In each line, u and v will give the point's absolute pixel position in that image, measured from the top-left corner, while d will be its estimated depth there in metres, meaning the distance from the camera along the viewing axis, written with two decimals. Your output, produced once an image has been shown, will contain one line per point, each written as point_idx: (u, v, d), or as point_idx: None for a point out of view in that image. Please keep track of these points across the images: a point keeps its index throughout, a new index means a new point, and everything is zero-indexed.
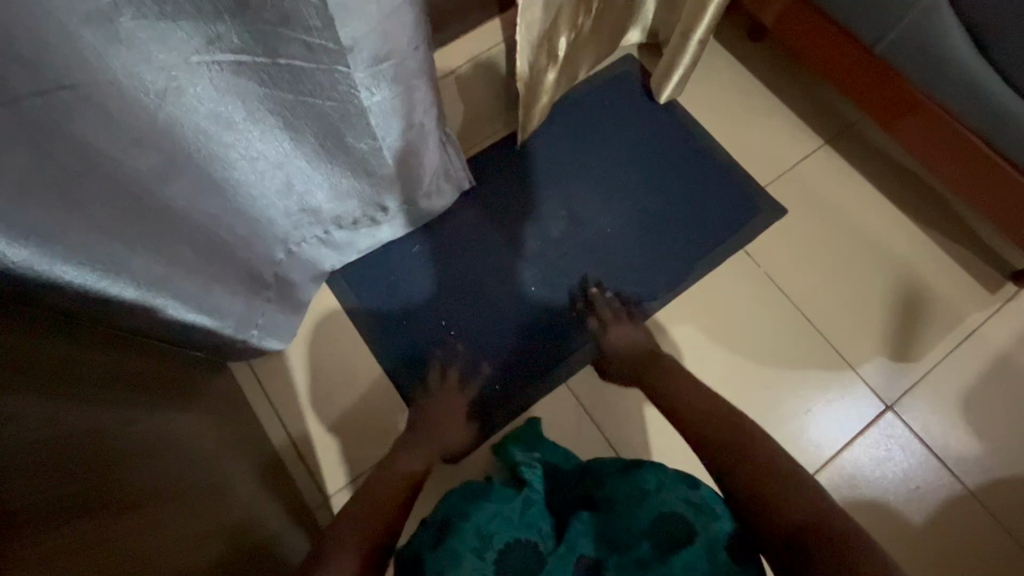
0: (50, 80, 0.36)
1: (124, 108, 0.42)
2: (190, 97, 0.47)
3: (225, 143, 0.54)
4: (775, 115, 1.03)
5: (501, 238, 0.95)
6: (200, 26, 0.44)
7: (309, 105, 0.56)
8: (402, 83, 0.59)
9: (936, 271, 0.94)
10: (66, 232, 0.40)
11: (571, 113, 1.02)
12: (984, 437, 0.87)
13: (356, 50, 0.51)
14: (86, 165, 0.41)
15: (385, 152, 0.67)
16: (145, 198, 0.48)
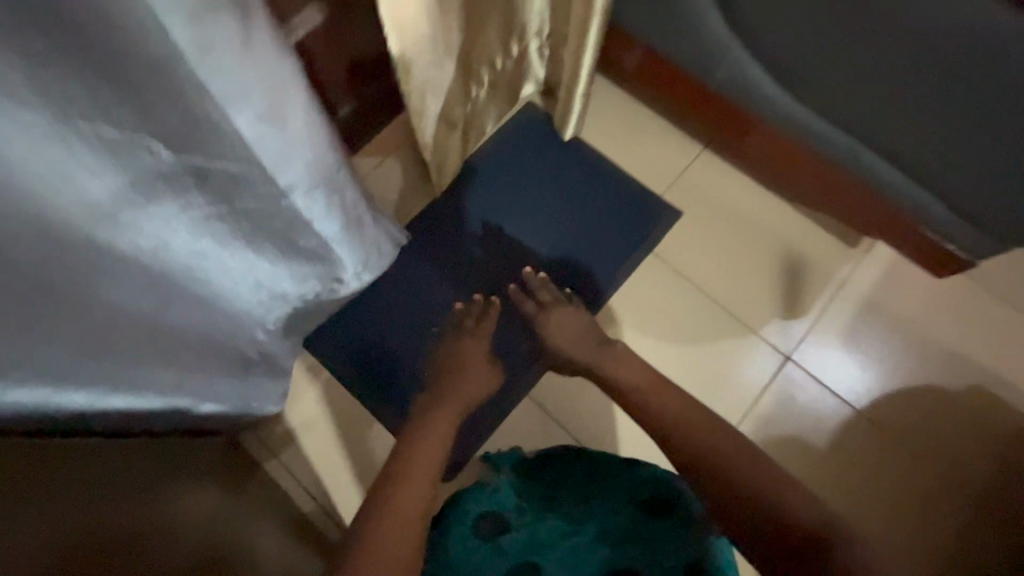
0: (78, 266, 0.53)
1: (125, 267, 0.58)
2: (173, 248, 0.61)
3: (205, 268, 0.68)
4: (659, 131, 1.22)
5: (449, 282, 1.10)
6: (178, 199, 0.57)
7: (266, 228, 0.70)
8: (334, 192, 0.73)
9: (808, 238, 1.14)
10: (99, 371, 0.57)
11: (489, 162, 1.18)
12: (863, 366, 1.07)
13: (294, 186, 0.66)
14: (101, 315, 0.57)
15: (331, 243, 0.82)
16: (146, 324, 0.64)
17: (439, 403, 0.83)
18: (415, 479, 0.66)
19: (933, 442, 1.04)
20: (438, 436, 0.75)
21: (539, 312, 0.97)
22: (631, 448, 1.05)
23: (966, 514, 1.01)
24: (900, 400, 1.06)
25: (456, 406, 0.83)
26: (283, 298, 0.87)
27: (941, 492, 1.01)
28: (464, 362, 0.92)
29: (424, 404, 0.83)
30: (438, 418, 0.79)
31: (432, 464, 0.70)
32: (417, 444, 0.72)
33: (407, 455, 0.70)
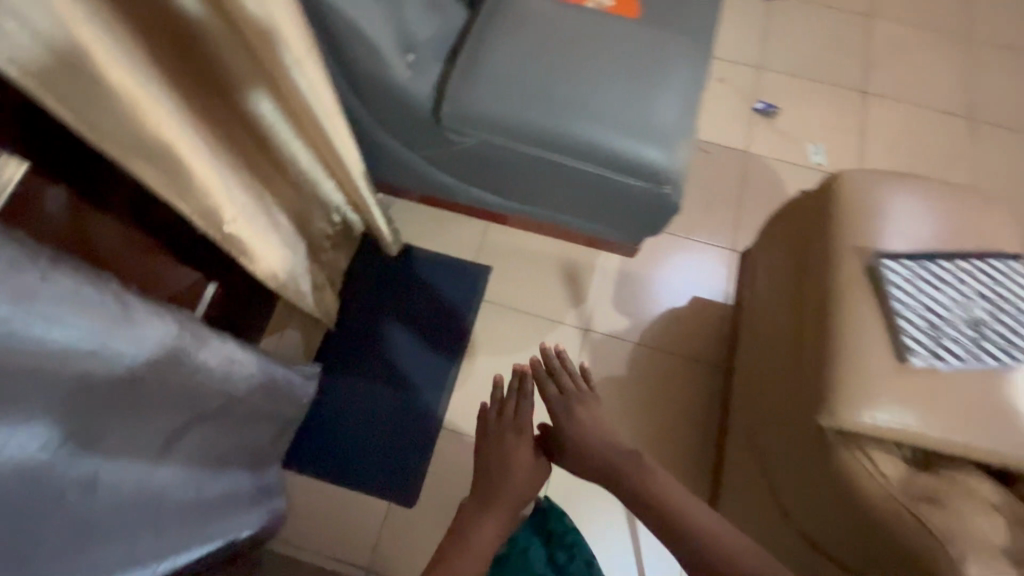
0: (174, 496, 0.96)
1: (190, 484, 1.01)
2: (205, 459, 1.04)
3: (220, 460, 1.11)
4: (456, 219, 1.76)
5: (360, 380, 1.58)
6: (203, 435, 1.01)
7: (246, 418, 1.14)
8: (270, 377, 1.18)
9: (573, 249, 1.74)
10: (192, 542, 1.01)
11: (354, 289, 1.67)
12: (632, 313, 1.68)
13: (254, 391, 1.11)
14: (187, 513, 1.00)
15: (279, 401, 1.26)
16: (207, 503, 1.07)
17: (489, 501, 1.07)
18: (467, 562, 0.98)
19: (679, 351, 1.65)
20: (491, 527, 1.04)
21: (561, 398, 1.16)
22: None
23: (705, 385, 1.63)
24: (657, 327, 1.67)
25: (507, 500, 1.07)
26: (262, 448, 1.28)
27: (691, 379, 1.63)
28: (508, 453, 1.12)
29: (474, 499, 1.08)
30: (492, 515, 1.05)
31: (484, 542, 1.02)
32: (470, 535, 1.02)
33: (462, 546, 1.01)
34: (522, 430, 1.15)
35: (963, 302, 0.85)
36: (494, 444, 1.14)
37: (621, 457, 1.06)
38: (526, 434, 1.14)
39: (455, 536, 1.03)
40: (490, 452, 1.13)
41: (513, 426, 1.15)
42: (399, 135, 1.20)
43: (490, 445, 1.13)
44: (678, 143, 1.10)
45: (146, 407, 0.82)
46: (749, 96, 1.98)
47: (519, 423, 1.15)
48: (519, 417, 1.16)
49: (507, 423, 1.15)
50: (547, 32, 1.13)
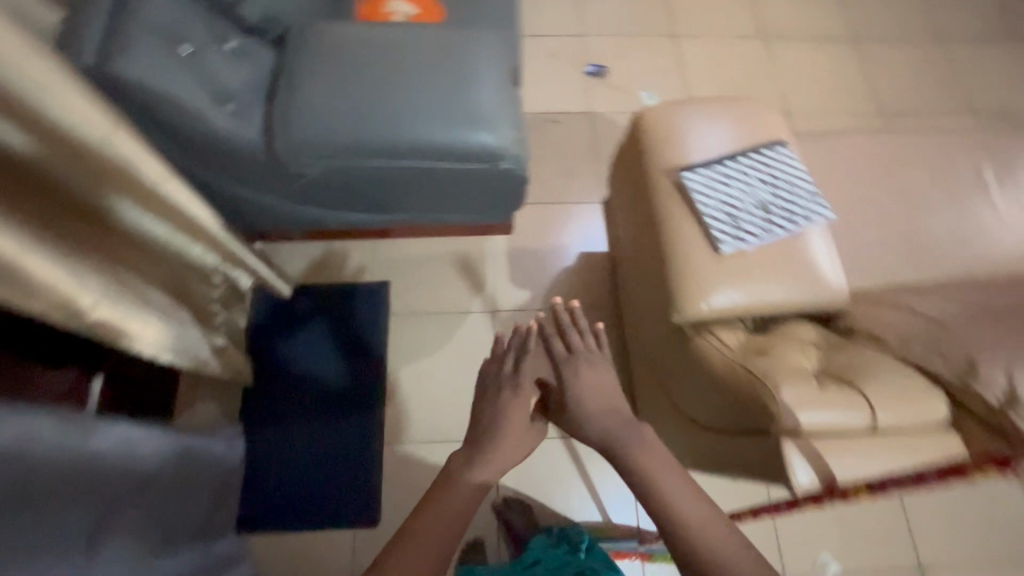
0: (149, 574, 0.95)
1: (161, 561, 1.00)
2: (162, 538, 1.03)
3: (176, 537, 1.10)
4: (341, 246, 1.79)
5: (292, 426, 1.59)
6: (141, 521, 1.00)
7: (173, 493, 1.14)
8: (184, 447, 1.18)
9: (460, 242, 1.82)
10: None
11: (261, 342, 1.67)
12: (530, 284, 1.79)
13: (168, 464, 1.11)
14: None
15: (203, 469, 1.26)
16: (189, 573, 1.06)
17: (455, 478, 0.87)
18: (420, 556, 0.78)
19: (582, 306, 1.77)
20: (455, 506, 0.84)
21: (568, 359, 1.00)
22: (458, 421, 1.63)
23: (613, 336, 1.77)
24: (556, 291, 1.79)
25: (479, 476, 0.88)
26: (207, 520, 1.27)
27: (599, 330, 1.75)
28: (499, 422, 0.94)
29: (442, 484, 0.87)
30: (460, 496, 0.85)
31: (444, 528, 0.81)
32: (429, 521, 0.82)
33: (418, 538, 0.79)
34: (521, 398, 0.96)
35: (749, 193, 1.03)
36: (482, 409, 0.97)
37: (619, 424, 0.94)
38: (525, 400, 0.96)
39: (409, 526, 0.81)
40: (478, 423, 0.95)
41: (513, 392, 0.97)
42: (246, 184, 1.23)
43: (482, 410, 0.96)
44: (502, 123, 1.21)
45: (54, 512, 0.81)
46: (579, 64, 2.13)
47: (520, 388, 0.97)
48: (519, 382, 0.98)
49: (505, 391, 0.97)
50: (356, 51, 1.19)
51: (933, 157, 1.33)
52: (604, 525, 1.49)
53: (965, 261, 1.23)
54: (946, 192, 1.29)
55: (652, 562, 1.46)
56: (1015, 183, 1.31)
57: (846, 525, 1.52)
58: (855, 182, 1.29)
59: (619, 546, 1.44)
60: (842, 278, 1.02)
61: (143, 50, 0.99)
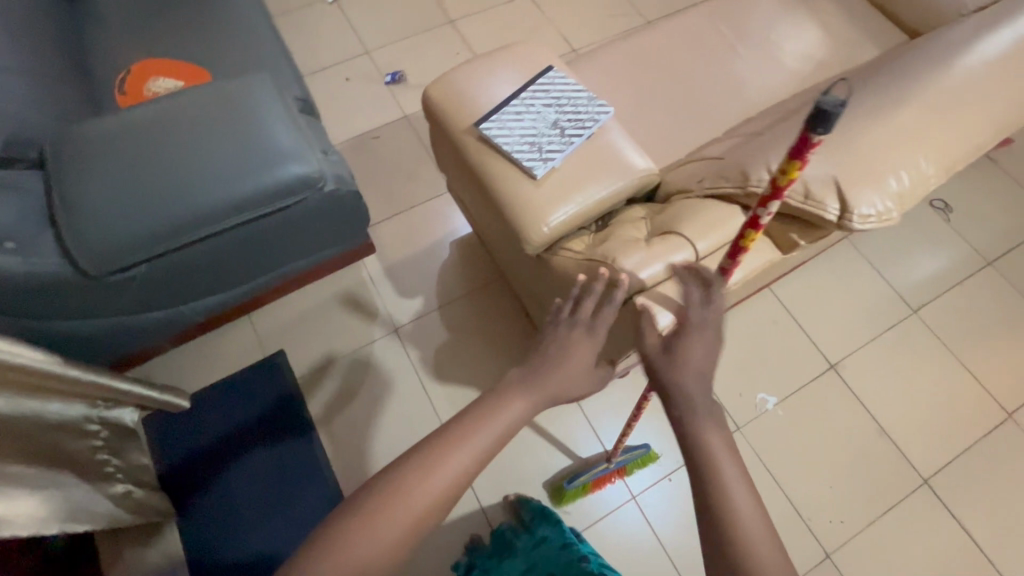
0: None
1: None
2: None
3: None
4: (218, 339, 1.70)
5: (242, 532, 1.49)
6: None
7: None
8: None
9: (336, 282, 1.80)
10: None
11: (175, 467, 1.55)
12: (418, 290, 1.81)
13: None
14: None
15: None
16: None
17: (473, 432, 0.72)
18: (410, 506, 0.67)
19: (472, 287, 1.82)
20: (462, 458, 0.70)
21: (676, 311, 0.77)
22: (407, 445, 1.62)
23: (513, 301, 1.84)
24: (445, 285, 1.83)
25: (497, 430, 0.73)
26: None
27: (496, 302, 1.81)
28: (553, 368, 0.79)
29: (460, 428, 0.72)
30: (473, 452, 0.71)
31: (446, 482, 0.69)
32: (430, 467, 0.69)
33: (414, 487, 0.67)
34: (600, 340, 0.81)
35: (540, 119, 1.14)
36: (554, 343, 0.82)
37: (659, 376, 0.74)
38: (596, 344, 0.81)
39: (411, 469, 0.69)
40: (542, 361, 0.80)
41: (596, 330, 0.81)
42: (71, 312, 1.15)
43: (550, 341, 0.82)
44: (307, 151, 1.22)
45: None
46: (376, 78, 2.17)
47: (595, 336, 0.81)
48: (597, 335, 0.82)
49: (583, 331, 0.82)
50: (132, 138, 1.14)
51: (683, 37, 1.53)
52: (577, 464, 1.56)
53: (739, 110, 1.44)
54: (704, 62, 1.50)
55: (628, 474, 1.55)
56: (750, 34, 1.54)
57: (765, 361, 1.72)
58: (633, 80, 1.45)
59: (595, 475, 1.50)
60: (646, 158, 1.15)
61: None
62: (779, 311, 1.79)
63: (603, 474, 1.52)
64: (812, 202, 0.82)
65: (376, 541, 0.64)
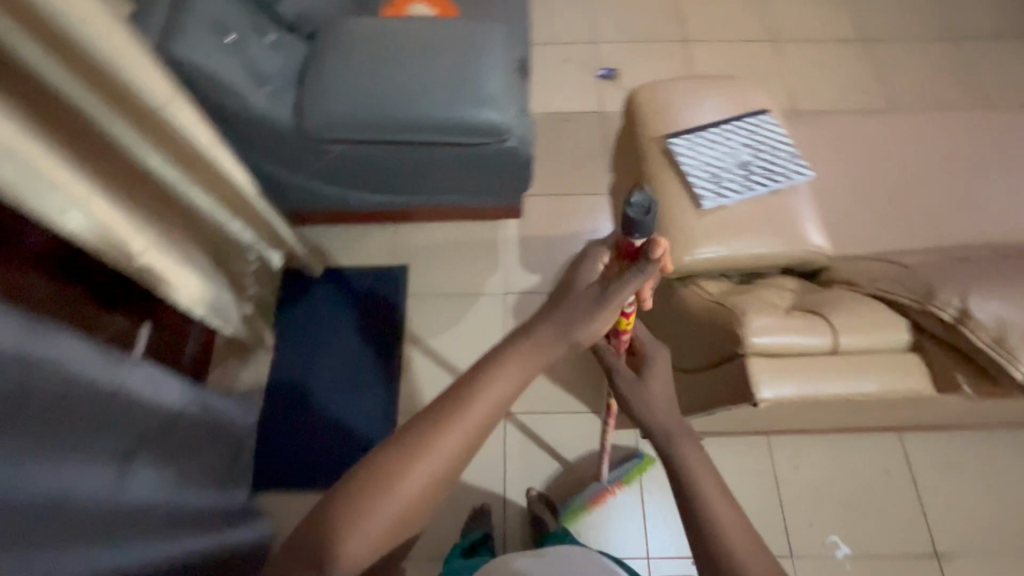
0: (121, 498, 1.00)
1: (134, 493, 1.04)
2: (147, 474, 1.08)
3: (164, 483, 1.13)
4: (363, 233, 1.92)
5: (311, 394, 1.70)
6: (132, 451, 1.06)
7: (182, 436, 1.21)
8: (201, 400, 1.28)
9: (473, 230, 1.92)
10: (142, 551, 1.01)
11: (287, 317, 1.79)
12: (539, 269, 1.87)
13: (184, 407, 1.20)
14: (137, 517, 1.03)
15: (218, 425, 1.35)
16: (159, 513, 1.09)
17: (454, 427, 0.63)
18: (390, 505, 0.60)
19: None
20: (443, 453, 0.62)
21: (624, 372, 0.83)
22: None
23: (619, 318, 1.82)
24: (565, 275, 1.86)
25: (475, 421, 0.64)
26: (218, 471, 1.36)
27: None
28: (566, 325, 0.70)
29: (435, 426, 0.63)
30: (452, 446, 0.63)
31: (422, 485, 0.62)
32: (406, 468, 0.61)
33: (388, 489, 0.60)
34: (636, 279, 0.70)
35: (731, 155, 1.11)
36: (572, 293, 0.73)
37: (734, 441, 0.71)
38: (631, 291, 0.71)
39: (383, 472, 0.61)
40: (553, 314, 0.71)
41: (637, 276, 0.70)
42: (277, 159, 1.37)
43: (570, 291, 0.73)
44: (506, 102, 1.32)
45: (76, 416, 0.92)
46: (592, 67, 2.25)
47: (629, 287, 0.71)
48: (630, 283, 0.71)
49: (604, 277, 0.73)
50: (380, 41, 1.34)
51: (926, 136, 1.36)
52: (606, 497, 1.52)
53: (957, 233, 1.25)
54: (939, 168, 1.32)
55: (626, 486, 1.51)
56: (1010, 159, 1.32)
57: (855, 507, 1.50)
58: (847, 157, 1.33)
59: (590, 494, 1.48)
60: (824, 237, 1.07)
61: (196, 33, 1.15)
62: (899, 465, 1.54)
63: (599, 493, 1.49)
64: (1003, 350, 0.73)
65: (351, 539, 0.58)
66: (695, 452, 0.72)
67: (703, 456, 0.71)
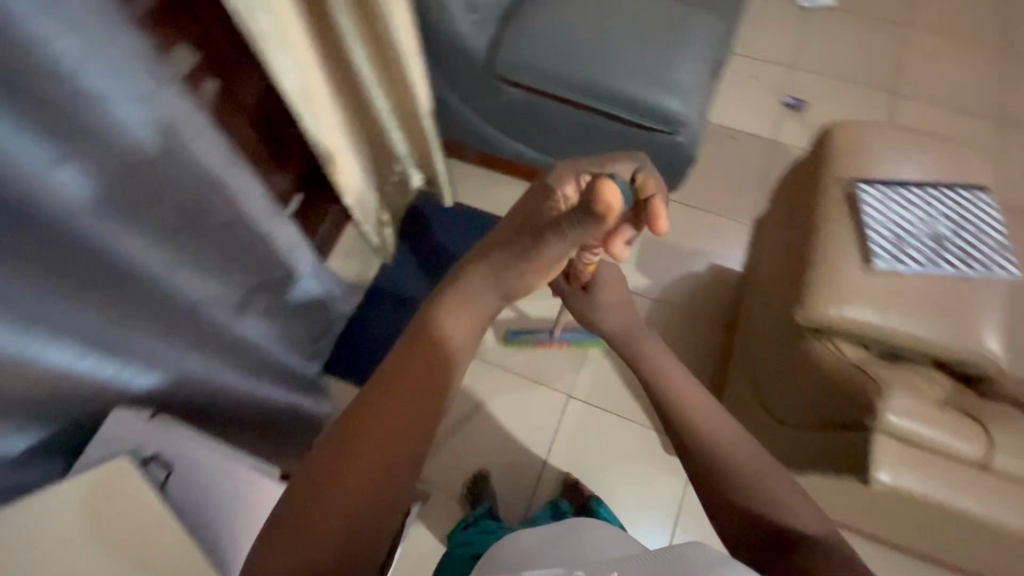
0: (228, 317, 1.09)
1: (236, 319, 1.13)
2: (251, 307, 1.17)
3: (261, 322, 1.22)
4: (497, 182, 1.96)
5: (404, 310, 1.72)
6: (250, 282, 1.14)
7: (289, 291, 1.30)
8: (316, 269, 1.36)
9: None
10: (221, 369, 1.11)
11: (408, 232, 1.83)
12: (652, 274, 1.81)
13: (300, 267, 1.29)
14: (231, 341, 1.12)
15: (320, 295, 1.43)
16: (247, 346, 1.18)
17: (380, 419, 0.56)
18: (337, 518, 0.52)
19: (696, 310, 1.75)
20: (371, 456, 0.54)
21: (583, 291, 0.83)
22: (541, 367, 1.74)
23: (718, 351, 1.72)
24: (676, 290, 1.79)
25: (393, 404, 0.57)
26: (303, 336, 1.46)
27: (704, 340, 1.72)
28: (501, 272, 0.63)
29: (355, 430, 0.55)
30: (365, 448, 0.54)
31: (353, 493, 0.53)
32: (336, 482, 0.53)
33: (326, 504, 0.53)
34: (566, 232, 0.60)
35: (925, 223, 1.02)
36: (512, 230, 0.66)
37: None
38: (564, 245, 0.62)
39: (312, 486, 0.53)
40: (477, 267, 0.64)
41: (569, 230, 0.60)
42: (457, 85, 1.42)
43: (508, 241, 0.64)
44: (694, 98, 1.27)
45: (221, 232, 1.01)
46: (779, 91, 2.10)
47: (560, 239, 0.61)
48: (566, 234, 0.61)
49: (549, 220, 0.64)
50: (593, 4, 1.34)
51: None
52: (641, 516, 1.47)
53: None
54: None
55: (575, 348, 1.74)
56: None
57: None
58: None
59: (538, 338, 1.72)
60: (1004, 345, 0.94)
61: None
62: None
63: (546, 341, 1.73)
64: None
65: (303, 561, 0.51)
66: (783, 488, 0.62)
67: (792, 488, 0.62)
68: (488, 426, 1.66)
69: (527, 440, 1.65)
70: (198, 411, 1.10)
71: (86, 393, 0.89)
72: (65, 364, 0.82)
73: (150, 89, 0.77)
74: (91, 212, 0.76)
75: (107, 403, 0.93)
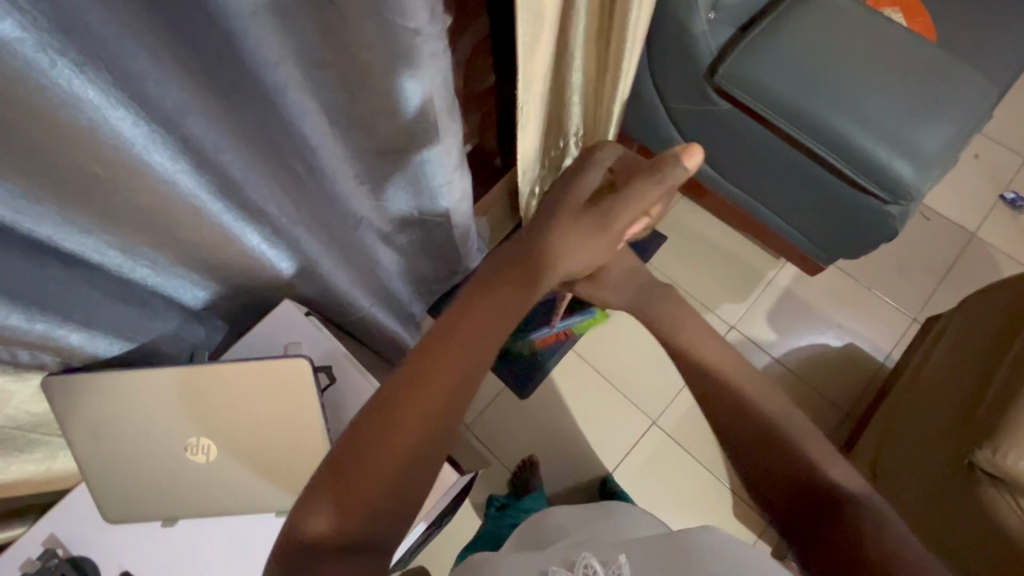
0: (360, 231, 1.03)
1: (365, 239, 1.06)
2: (379, 227, 1.09)
3: (387, 248, 1.16)
4: None
5: None
6: (392, 208, 1.06)
7: (429, 232, 1.21)
8: (464, 224, 1.23)
9: (749, 252, 1.72)
10: (342, 282, 1.07)
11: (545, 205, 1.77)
12: (781, 331, 1.65)
13: (454, 217, 1.17)
14: (359, 258, 1.08)
15: (457, 246, 1.33)
16: (369, 265, 1.13)
17: (418, 385, 0.60)
18: (379, 472, 0.56)
19: (819, 386, 1.59)
20: (425, 405, 0.59)
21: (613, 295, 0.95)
22: (633, 384, 1.68)
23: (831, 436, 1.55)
24: (803, 357, 1.62)
25: (424, 398, 0.59)
26: (422, 275, 1.41)
27: (818, 419, 1.56)
28: (561, 239, 0.73)
29: (391, 397, 0.59)
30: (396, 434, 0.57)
31: (386, 467, 0.56)
32: (391, 428, 0.57)
33: (383, 448, 0.57)
34: (630, 194, 0.73)
35: None
36: (566, 205, 0.76)
37: None
38: (628, 205, 0.74)
39: (369, 430, 0.58)
40: (530, 238, 0.74)
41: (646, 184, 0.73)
42: (662, 81, 1.34)
43: (561, 211, 0.75)
44: (931, 171, 1.11)
45: (393, 154, 0.92)
46: (1004, 182, 1.80)
47: (619, 205, 0.74)
48: (622, 202, 0.74)
49: (605, 191, 0.75)
50: (850, 36, 1.19)
51: None
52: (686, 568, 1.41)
53: None
54: None
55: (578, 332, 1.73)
56: None
57: None
58: None
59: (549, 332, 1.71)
60: None
61: None
62: None
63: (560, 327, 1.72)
64: None
65: (359, 494, 0.55)
66: None
67: None
68: (562, 421, 1.65)
69: (594, 448, 1.62)
70: (325, 315, 1.17)
71: (252, 277, 0.92)
72: (246, 248, 0.85)
73: (416, 15, 0.67)
74: (313, 113, 0.75)
75: (272, 291, 0.99)
